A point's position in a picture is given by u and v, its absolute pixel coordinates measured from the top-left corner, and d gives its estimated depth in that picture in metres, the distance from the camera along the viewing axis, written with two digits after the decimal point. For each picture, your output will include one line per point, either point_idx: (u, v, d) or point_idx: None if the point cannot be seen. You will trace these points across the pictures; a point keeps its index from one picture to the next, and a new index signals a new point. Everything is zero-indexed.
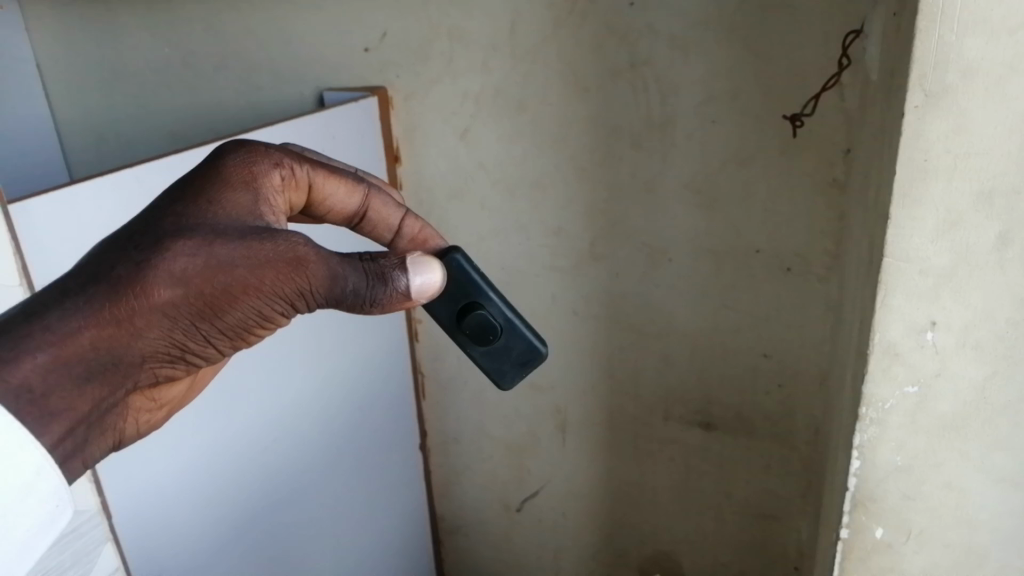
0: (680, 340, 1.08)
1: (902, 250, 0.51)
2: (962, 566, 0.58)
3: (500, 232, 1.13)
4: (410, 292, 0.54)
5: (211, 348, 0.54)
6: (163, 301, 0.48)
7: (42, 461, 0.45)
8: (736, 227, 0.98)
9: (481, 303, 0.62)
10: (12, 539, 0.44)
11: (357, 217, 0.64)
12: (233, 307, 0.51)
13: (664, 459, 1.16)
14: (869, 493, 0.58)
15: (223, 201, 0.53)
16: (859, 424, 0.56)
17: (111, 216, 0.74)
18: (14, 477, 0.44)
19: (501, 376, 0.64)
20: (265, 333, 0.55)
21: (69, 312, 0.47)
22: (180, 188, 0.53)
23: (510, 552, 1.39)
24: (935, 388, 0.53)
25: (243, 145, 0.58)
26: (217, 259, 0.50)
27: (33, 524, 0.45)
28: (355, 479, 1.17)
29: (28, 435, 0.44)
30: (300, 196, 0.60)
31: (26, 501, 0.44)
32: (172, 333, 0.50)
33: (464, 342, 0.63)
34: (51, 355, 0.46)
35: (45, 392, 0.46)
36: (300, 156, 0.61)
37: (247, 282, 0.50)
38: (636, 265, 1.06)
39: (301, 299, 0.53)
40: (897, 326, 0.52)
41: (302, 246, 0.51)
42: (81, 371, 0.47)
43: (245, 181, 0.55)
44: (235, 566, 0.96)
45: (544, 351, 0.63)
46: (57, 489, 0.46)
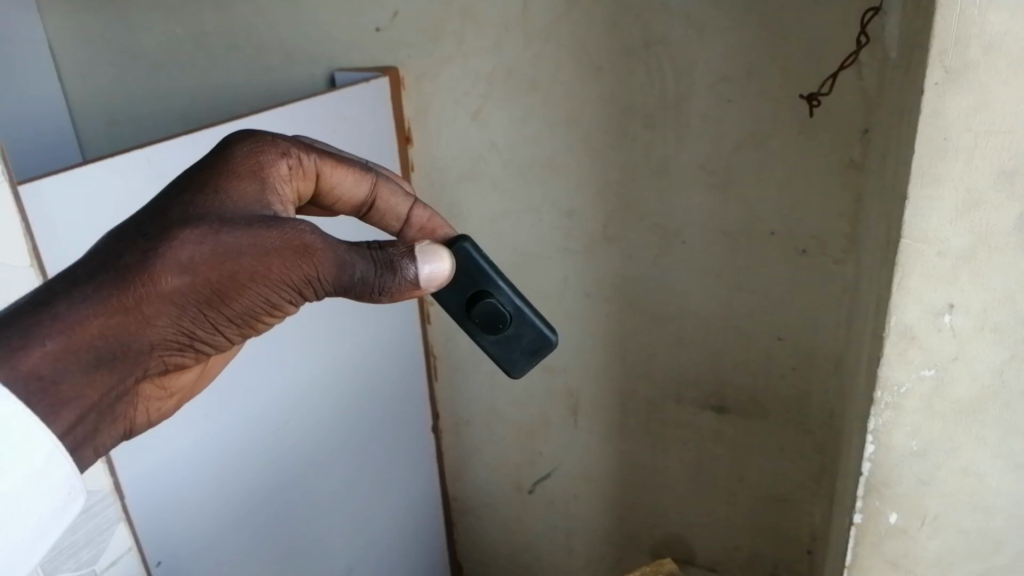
0: (693, 323, 1.07)
1: (920, 232, 0.50)
2: (977, 552, 0.57)
3: (512, 214, 1.12)
4: (419, 281, 0.54)
5: (219, 335, 0.53)
6: (171, 289, 0.48)
7: (53, 449, 0.45)
8: (750, 209, 0.97)
9: (490, 292, 0.61)
10: (25, 526, 0.44)
11: (365, 206, 0.63)
12: (241, 294, 0.51)
13: (676, 442, 1.16)
14: (883, 479, 0.57)
15: (229, 191, 0.53)
16: (874, 408, 0.55)
17: (121, 196, 0.74)
18: (27, 464, 0.44)
19: (511, 365, 0.63)
20: (273, 320, 0.55)
21: (79, 300, 0.46)
22: (187, 177, 0.53)
23: (523, 533, 1.39)
24: (952, 371, 0.52)
25: (249, 135, 0.57)
26: (223, 246, 0.49)
27: (45, 510, 0.45)
28: (366, 462, 1.18)
29: (39, 423, 0.44)
30: (309, 185, 0.59)
31: (39, 488, 0.44)
32: (181, 321, 0.50)
33: (474, 331, 0.63)
34: (61, 342, 0.45)
35: (55, 380, 0.46)
36: (308, 144, 0.61)
37: (254, 269, 0.50)
38: (649, 247, 1.05)
39: (309, 287, 0.52)
40: (914, 309, 0.51)
41: (309, 234, 0.51)
42: (90, 359, 0.47)
43: (253, 171, 0.55)
44: (246, 545, 0.96)
45: (555, 339, 0.62)
46: (68, 477, 0.46)
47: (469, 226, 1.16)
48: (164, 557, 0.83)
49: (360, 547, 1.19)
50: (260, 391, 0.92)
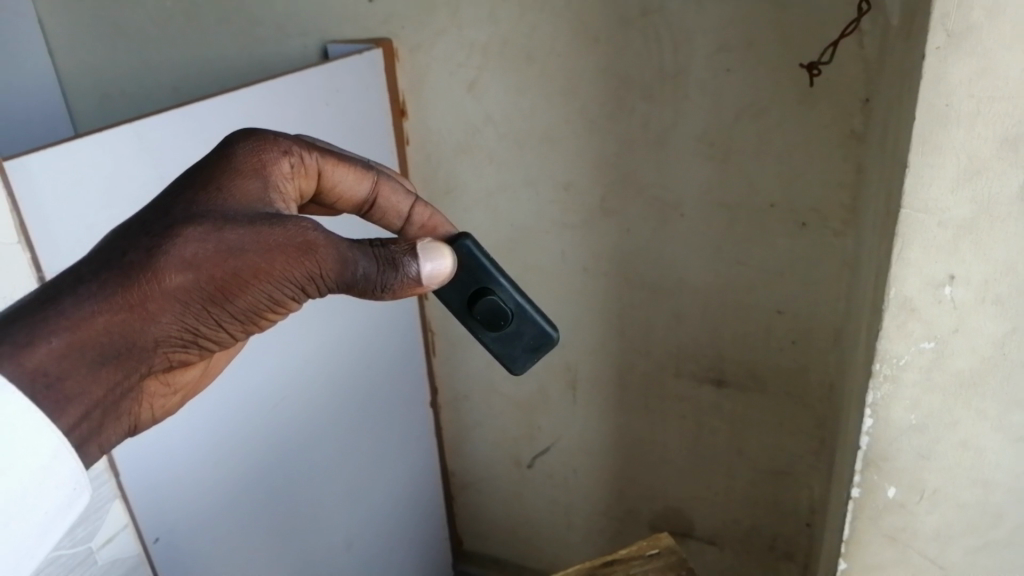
0: (692, 297, 1.06)
1: (920, 201, 0.48)
2: (976, 526, 0.57)
3: (509, 187, 1.11)
4: (421, 278, 0.53)
5: (223, 332, 0.53)
6: (174, 286, 0.48)
7: (59, 444, 0.45)
8: (750, 181, 0.96)
9: (492, 289, 0.61)
10: (32, 521, 0.44)
11: (367, 204, 0.63)
12: (245, 291, 0.51)
13: (675, 416, 1.15)
14: (881, 453, 0.56)
15: (232, 188, 0.52)
16: (872, 381, 0.54)
17: (109, 172, 0.73)
18: (31, 459, 0.44)
19: (513, 362, 0.62)
20: (277, 317, 0.55)
21: (83, 297, 0.46)
22: (190, 175, 0.53)
23: (521, 507, 1.39)
24: (952, 344, 0.52)
25: (252, 133, 0.57)
26: (227, 244, 0.49)
27: (52, 507, 0.45)
28: (364, 440, 1.17)
29: (44, 419, 0.44)
30: (311, 183, 0.59)
31: (45, 483, 0.44)
32: (184, 318, 0.50)
33: (475, 328, 0.62)
34: (66, 339, 0.45)
35: (61, 376, 0.46)
36: (309, 142, 0.60)
37: (257, 266, 0.50)
38: (647, 220, 1.04)
39: (311, 284, 0.52)
40: (914, 280, 0.50)
41: (311, 231, 0.50)
42: (96, 356, 0.47)
43: (255, 169, 0.54)
44: (245, 522, 0.97)
45: (556, 336, 0.62)
46: (73, 473, 0.46)
47: (465, 200, 1.15)
48: (162, 533, 0.83)
49: (358, 524, 1.19)
50: (255, 370, 0.92)
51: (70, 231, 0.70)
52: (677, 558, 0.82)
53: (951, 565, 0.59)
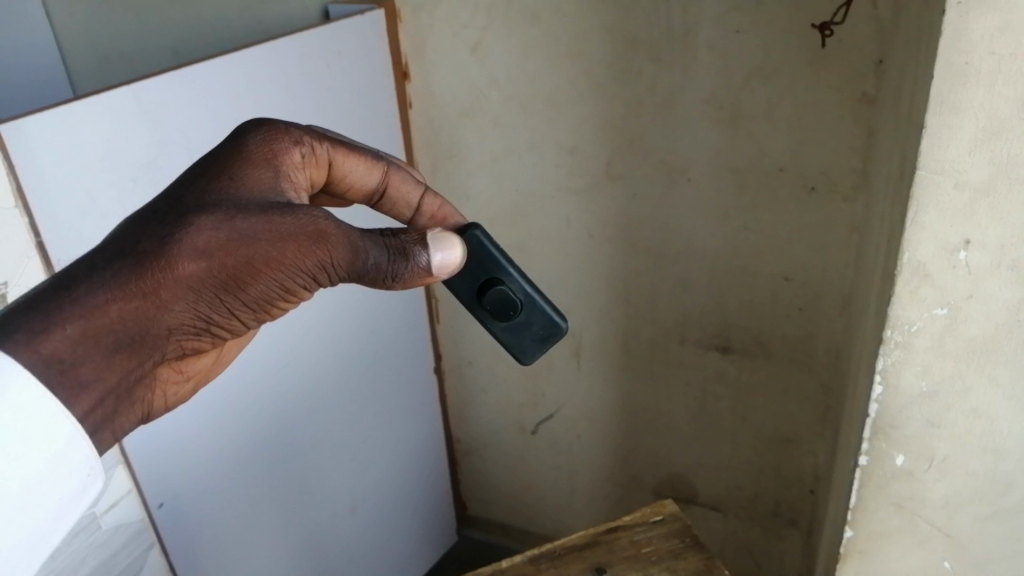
0: (698, 263, 1.05)
1: (936, 163, 0.47)
2: (985, 495, 0.56)
3: (513, 151, 1.10)
4: (431, 268, 0.54)
5: (235, 320, 0.53)
6: (188, 274, 0.48)
7: (73, 430, 0.45)
8: (758, 145, 0.94)
9: (501, 279, 0.61)
10: (45, 508, 0.45)
11: (377, 194, 0.62)
12: (256, 280, 0.51)
13: (680, 383, 1.15)
14: (891, 420, 0.55)
15: (243, 178, 0.52)
16: (882, 347, 0.53)
17: (108, 134, 0.72)
18: (45, 445, 0.44)
19: (522, 352, 0.63)
20: (287, 305, 0.55)
21: (97, 285, 0.46)
22: (202, 165, 0.53)
23: (525, 473, 1.39)
24: (965, 310, 0.50)
25: (262, 123, 0.57)
26: (239, 233, 0.49)
27: (66, 493, 0.46)
28: (368, 406, 1.17)
29: (58, 405, 0.45)
30: (321, 173, 0.59)
31: (59, 470, 0.45)
32: (197, 306, 0.50)
33: (484, 318, 0.62)
34: (81, 327, 0.45)
35: (75, 363, 0.46)
36: (320, 132, 0.60)
37: (269, 255, 0.50)
38: (653, 185, 1.02)
39: (323, 273, 0.52)
40: (928, 244, 0.49)
41: (323, 220, 0.51)
42: (110, 344, 0.47)
43: (266, 159, 0.54)
44: (249, 487, 0.97)
45: (565, 326, 0.62)
46: (87, 460, 0.47)
47: (469, 164, 1.14)
48: (165, 499, 0.84)
49: (362, 489, 1.19)
50: (256, 337, 0.91)
51: (67, 194, 0.70)
52: (681, 525, 0.81)
53: (959, 533, 0.58)
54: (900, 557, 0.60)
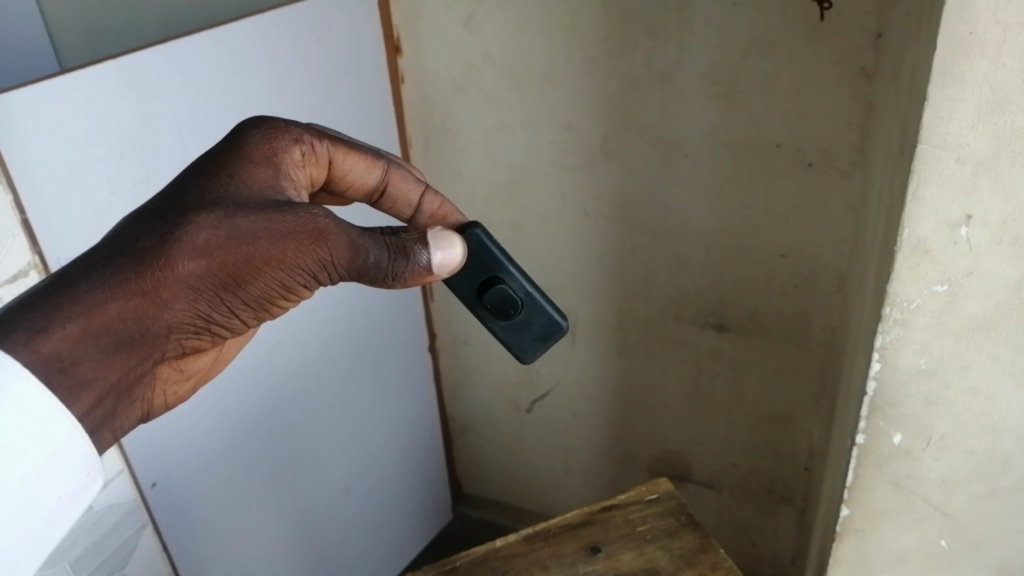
0: (694, 240, 1.04)
1: (939, 136, 0.46)
2: (983, 473, 0.56)
3: (507, 127, 1.08)
4: (432, 267, 0.53)
5: (236, 319, 0.53)
6: (187, 273, 0.48)
7: (72, 430, 0.46)
8: (755, 120, 0.93)
9: (502, 278, 0.61)
10: (45, 507, 0.45)
11: (378, 192, 0.61)
12: (256, 278, 0.50)
13: (676, 361, 1.14)
14: (888, 399, 0.55)
15: (244, 176, 0.51)
16: (881, 325, 0.52)
17: (94, 110, 0.71)
18: (45, 444, 0.45)
19: (522, 351, 0.63)
20: (289, 304, 0.54)
21: (97, 283, 0.46)
22: (203, 163, 0.52)
23: (520, 451, 1.39)
24: (966, 287, 0.50)
25: (262, 120, 0.56)
26: (238, 231, 0.48)
27: (66, 491, 0.46)
28: (362, 386, 1.16)
29: (57, 404, 0.45)
30: (321, 172, 0.58)
31: (59, 469, 0.45)
32: (197, 305, 0.49)
33: (485, 317, 0.62)
34: (80, 326, 0.45)
35: (75, 362, 0.46)
36: (321, 129, 0.59)
37: (269, 253, 0.49)
38: (650, 161, 1.01)
39: (323, 271, 0.51)
40: (929, 220, 0.48)
41: (323, 218, 0.50)
42: (109, 342, 0.47)
43: (267, 157, 0.53)
44: (243, 468, 0.97)
45: (566, 324, 0.62)
46: (88, 459, 0.47)
47: (463, 140, 1.12)
48: (158, 480, 0.83)
49: (357, 468, 1.19)
50: None
51: (53, 171, 0.68)
52: (676, 503, 0.81)
53: (956, 511, 0.58)
54: (896, 535, 0.60)
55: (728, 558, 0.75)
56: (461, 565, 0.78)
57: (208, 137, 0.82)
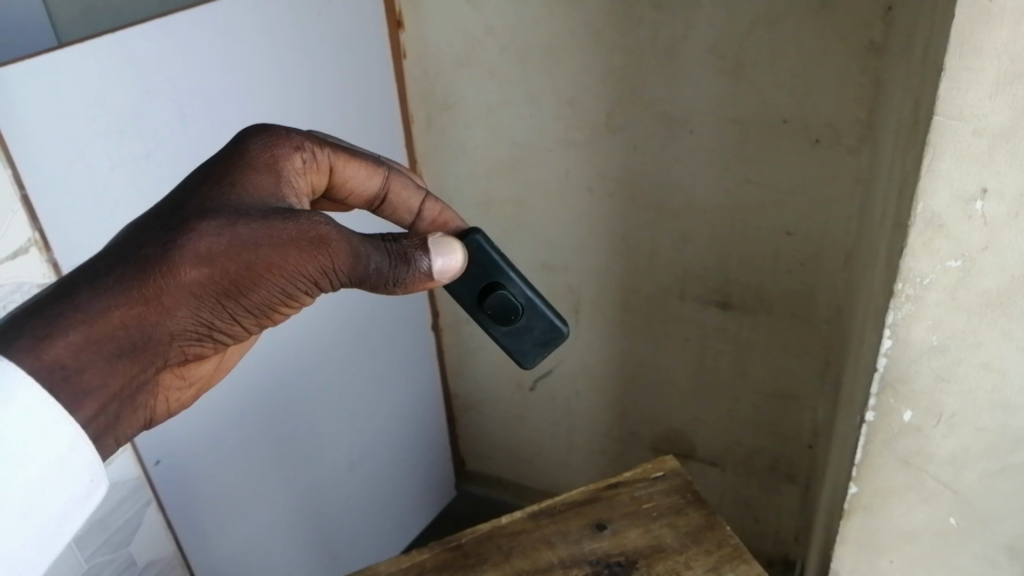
0: (700, 217, 1.03)
1: (955, 107, 0.45)
2: (993, 450, 0.55)
3: (511, 103, 1.07)
4: (433, 273, 0.53)
5: (237, 325, 0.53)
6: (190, 281, 0.48)
7: (76, 438, 0.47)
8: (761, 95, 0.92)
9: (503, 284, 0.61)
10: (49, 512, 0.47)
11: (378, 199, 0.62)
12: (258, 285, 0.51)
13: (680, 339, 1.14)
14: (899, 375, 0.54)
15: (245, 184, 0.52)
16: (893, 300, 0.52)
17: (94, 86, 0.70)
18: (49, 451, 0.46)
19: (523, 356, 0.62)
20: (289, 310, 0.55)
21: (100, 291, 0.47)
22: (204, 170, 0.53)
23: (523, 429, 1.39)
24: (980, 262, 0.49)
25: (264, 129, 0.56)
26: (240, 238, 0.49)
27: (69, 497, 0.47)
28: (364, 365, 1.16)
29: (62, 412, 0.46)
30: (322, 179, 0.58)
31: (63, 475, 0.47)
32: (200, 311, 0.50)
33: (485, 322, 0.62)
34: (83, 334, 0.46)
35: (79, 369, 0.46)
36: (320, 137, 0.60)
37: (271, 260, 0.50)
38: (655, 137, 1.00)
39: (325, 278, 0.52)
40: (943, 193, 0.48)
41: (324, 225, 0.50)
42: (112, 350, 0.47)
43: (268, 164, 0.54)
44: (247, 449, 0.97)
45: (566, 330, 0.62)
46: (91, 466, 0.48)
47: (466, 116, 1.11)
48: (161, 458, 0.83)
49: (360, 447, 1.19)
50: None
51: (54, 148, 0.68)
52: (682, 481, 0.81)
53: (965, 489, 0.57)
54: (905, 512, 0.60)
55: (734, 535, 0.75)
56: (467, 541, 0.77)
57: (209, 112, 0.81)
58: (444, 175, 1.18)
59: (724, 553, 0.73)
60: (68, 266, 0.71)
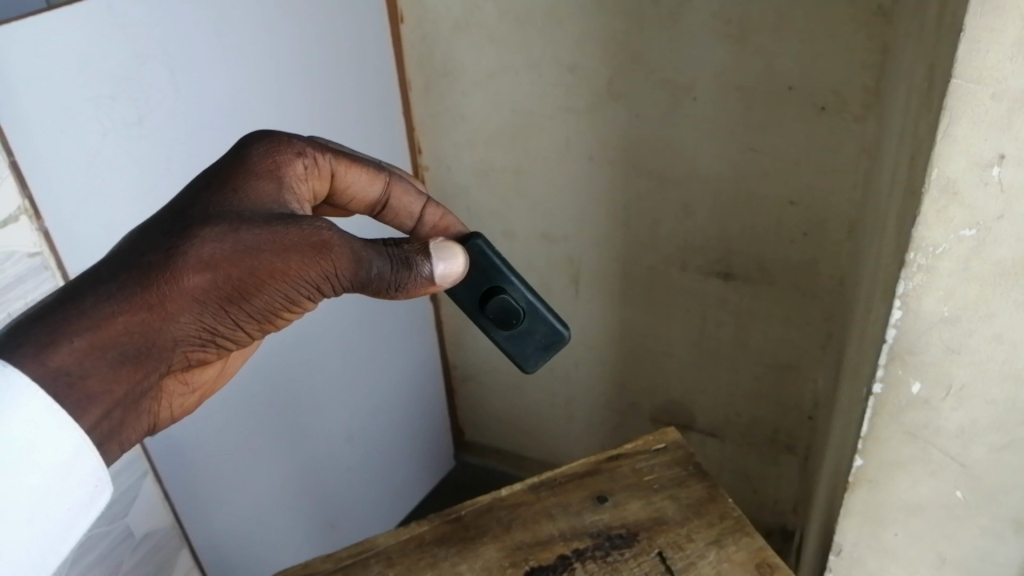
0: (703, 187, 1.01)
1: (973, 70, 0.44)
2: (1003, 424, 0.54)
3: (511, 70, 1.05)
4: (434, 278, 0.53)
5: (240, 331, 0.53)
6: (193, 287, 0.48)
7: (81, 444, 0.46)
8: (767, 60, 0.89)
9: (504, 287, 0.60)
10: (54, 517, 0.47)
11: (379, 205, 0.62)
12: (260, 291, 0.50)
13: (681, 311, 1.13)
14: (908, 346, 0.53)
15: (247, 190, 0.51)
16: (904, 271, 0.51)
17: (85, 49, 0.68)
18: (53, 457, 0.45)
19: (524, 360, 0.62)
20: (293, 316, 0.54)
21: (103, 298, 0.46)
22: (206, 177, 0.52)
23: (522, 400, 1.39)
24: (995, 231, 0.48)
25: (266, 135, 0.56)
26: (243, 244, 0.48)
27: (74, 502, 0.47)
28: (363, 338, 1.15)
29: (66, 418, 0.45)
30: (324, 184, 0.58)
31: (67, 480, 0.46)
32: (203, 317, 0.50)
33: (487, 326, 0.62)
34: (87, 340, 0.45)
35: (83, 376, 0.46)
36: (322, 142, 0.59)
37: (273, 266, 0.49)
38: (658, 104, 0.98)
39: (327, 283, 0.51)
40: (960, 160, 0.46)
41: (326, 230, 0.50)
42: (116, 356, 0.47)
43: (270, 171, 0.53)
44: (246, 425, 0.97)
45: (568, 334, 0.61)
46: (95, 472, 0.48)
47: (465, 83, 1.09)
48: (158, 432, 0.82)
49: (358, 418, 1.19)
50: None
51: (46, 114, 0.66)
52: (684, 453, 0.81)
53: (972, 462, 0.56)
54: (910, 486, 0.59)
55: (736, 507, 0.74)
56: (466, 514, 0.77)
57: (203, 77, 0.79)
58: (442, 144, 1.16)
59: (726, 525, 0.72)
60: (60, 234, 0.70)
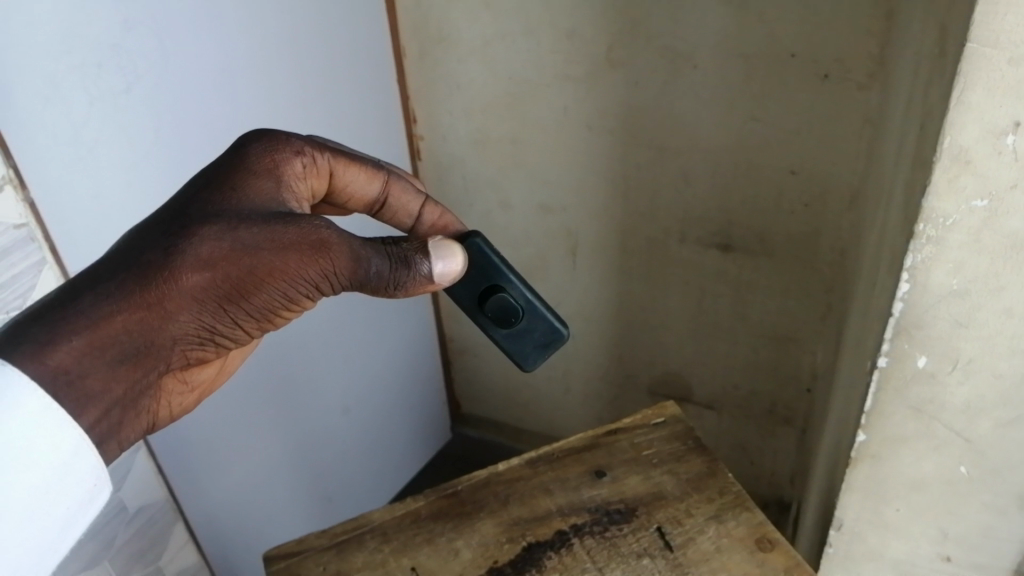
0: (703, 157, 1.00)
1: (989, 34, 0.42)
2: (1010, 399, 0.53)
3: (507, 37, 1.03)
4: (433, 276, 0.52)
5: (239, 330, 0.51)
6: (191, 286, 0.46)
7: (80, 442, 0.45)
8: (769, 26, 0.87)
9: (503, 286, 0.59)
10: (52, 516, 0.45)
11: (378, 203, 0.60)
12: (259, 289, 0.49)
13: (680, 283, 1.12)
14: (915, 320, 0.52)
15: (245, 188, 0.50)
16: (914, 243, 0.49)
17: (70, 13, 0.66)
18: (52, 457, 0.44)
19: (523, 359, 0.61)
20: (292, 314, 0.53)
21: (101, 297, 0.45)
22: (204, 175, 0.51)
23: (518, 372, 1.38)
24: (1007, 201, 0.46)
25: (264, 133, 0.54)
26: (241, 243, 0.47)
27: (73, 501, 0.46)
28: (358, 312, 1.14)
29: (65, 416, 0.44)
30: (322, 183, 0.56)
31: (66, 480, 0.45)
32: (202, 317, 0.48)
33: (485, 324, 0.60)
34: (85, 339, 0.44)
35: (81, 375, 0.45)
36: (320, 140, 0.57)
37: (272, 265, 0.48)
38: (658, 72, 0.96)
39: (325, 282, 0.50)
40: (973, 127, 0.45)
41: (324, 229, 0.48)
42: (115, 356, 0.46)
43: (268, 170, 0.52)
44: (240, 401, 0.96)
45: (567, 333, 0.60)
46: (94, 471, 0.47)
47: (461, 51, 1.07)
48: None
49: (355, 393, 1.18)
50: None
51: (30, 79, 0.64)
52: (683, 427, 0.80)
53: (977, 438, 0.56)
54: (913, 461, 0.58)
55: (736, 483, 0.73)
56: (463, 489, 0.76)
57: (192, 43, 0.77)
58: (437, 114, 1.14)
59: (726, 500, 0.72)
60: (46, 205, 0.68)
